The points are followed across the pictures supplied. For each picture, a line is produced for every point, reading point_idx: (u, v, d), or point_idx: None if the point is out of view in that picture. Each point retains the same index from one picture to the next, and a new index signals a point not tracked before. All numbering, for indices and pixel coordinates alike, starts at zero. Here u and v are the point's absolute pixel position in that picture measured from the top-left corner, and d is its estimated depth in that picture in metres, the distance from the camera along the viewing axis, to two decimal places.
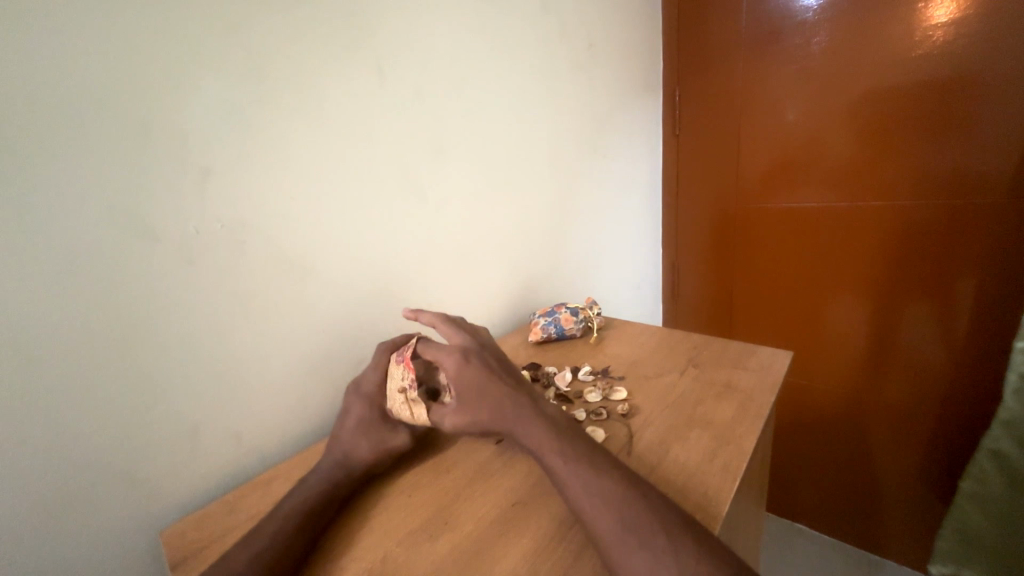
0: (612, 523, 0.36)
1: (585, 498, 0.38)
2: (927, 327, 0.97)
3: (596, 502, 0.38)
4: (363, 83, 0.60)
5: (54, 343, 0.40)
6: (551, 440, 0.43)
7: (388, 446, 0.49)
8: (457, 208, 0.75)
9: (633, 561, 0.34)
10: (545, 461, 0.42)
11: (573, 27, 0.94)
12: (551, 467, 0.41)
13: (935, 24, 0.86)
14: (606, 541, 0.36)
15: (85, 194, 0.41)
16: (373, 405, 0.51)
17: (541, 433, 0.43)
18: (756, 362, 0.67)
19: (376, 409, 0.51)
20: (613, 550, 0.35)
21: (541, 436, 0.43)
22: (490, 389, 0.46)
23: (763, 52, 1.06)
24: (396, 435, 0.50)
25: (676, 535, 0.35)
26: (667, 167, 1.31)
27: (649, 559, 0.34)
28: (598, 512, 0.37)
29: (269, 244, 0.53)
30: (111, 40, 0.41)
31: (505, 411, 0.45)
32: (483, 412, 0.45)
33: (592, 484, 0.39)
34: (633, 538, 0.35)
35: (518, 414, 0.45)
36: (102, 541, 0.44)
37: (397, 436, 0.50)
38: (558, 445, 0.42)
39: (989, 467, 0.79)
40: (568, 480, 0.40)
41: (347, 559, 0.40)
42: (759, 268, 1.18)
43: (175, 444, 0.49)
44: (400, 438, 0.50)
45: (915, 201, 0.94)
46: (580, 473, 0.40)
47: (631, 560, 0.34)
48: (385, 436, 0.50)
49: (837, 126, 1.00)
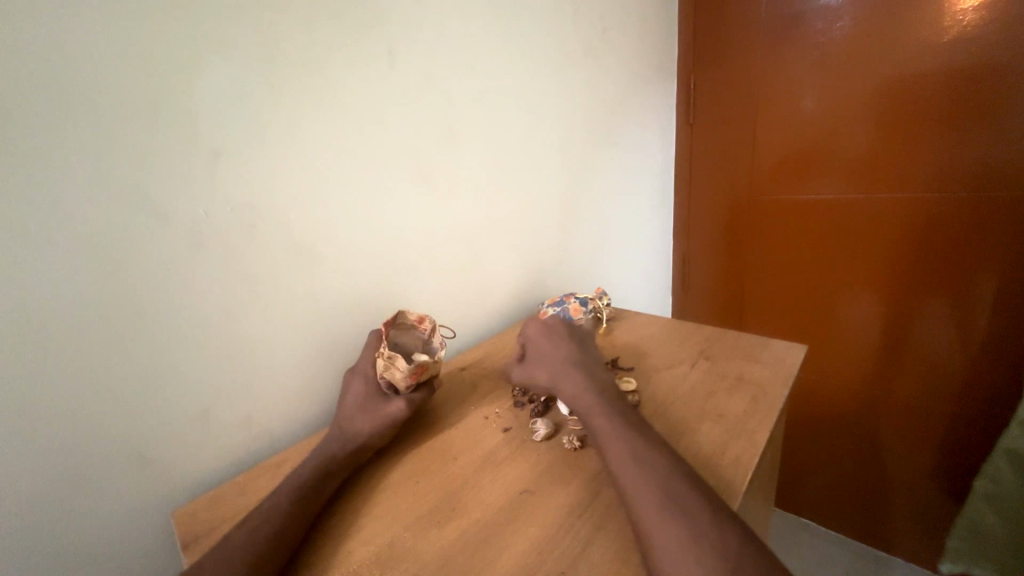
0: (651, 500, 0.37)
1: (628, 469, 0.40)
2: (943, 326, 0.95)
3: (636, 468, 0.40)
4: (373, 67, 0.59)
5: (65, 323, 0.40)
6: (602, 407, 0.47)
7: (385, 415, 0.49)
8: (466, 194, 0.74)
9: (666, 532, 0.34)
10: (591, 421, 0.46)
11: (586, 11, 0.91)
12: (595, 427, 0.45)
13: (965, 8, 0.82)
14: (642, 510, 0.36)
15: (94, 178, 0.41)
16: (369, 381, 0.53)
17: (592, 399, 0.48)
18: (769, 356, 0.66)
19: (373, 386, 0.52)
20: (648, 518, 0.36)
21: (587, 399, 0.48)
22: (560, 353, 0.55)
23: (781, 38, 1.03)
24: (389, 405, 0.50)
25: (708, 515, 0.35)
26: (679, 156, 1.28)
27: (681, 534, 0.34)
28: (642, 475, 0.39)
29: (278, 229, 0.53)
30: (117, 16, 0.40)
31: (565, 368, 0.53)
32: (548, 371, 0.54)
33: (637, 453, 0.41)
34: (663, 511, 0.36)
35: (574, 373, 0.52)
36: (114, 520, 0.45)
37: (392, 405, 0.50)
38: (606, 408, 0.47)
39: (1005, 466, 0.77)
40: (611, 445, 0.43)
41: (354, 543, 0.40)
42: (772, 261, 1.16)
43: (186, 428, 0.49)
44: (396, 406, 0.50)
45: (939, 193, 0.91)
46: (625, 439, 0.43)
47: (664, 529, 0.35)
48: (380, 407, 0.50)
49: (856, 115, 0.97)
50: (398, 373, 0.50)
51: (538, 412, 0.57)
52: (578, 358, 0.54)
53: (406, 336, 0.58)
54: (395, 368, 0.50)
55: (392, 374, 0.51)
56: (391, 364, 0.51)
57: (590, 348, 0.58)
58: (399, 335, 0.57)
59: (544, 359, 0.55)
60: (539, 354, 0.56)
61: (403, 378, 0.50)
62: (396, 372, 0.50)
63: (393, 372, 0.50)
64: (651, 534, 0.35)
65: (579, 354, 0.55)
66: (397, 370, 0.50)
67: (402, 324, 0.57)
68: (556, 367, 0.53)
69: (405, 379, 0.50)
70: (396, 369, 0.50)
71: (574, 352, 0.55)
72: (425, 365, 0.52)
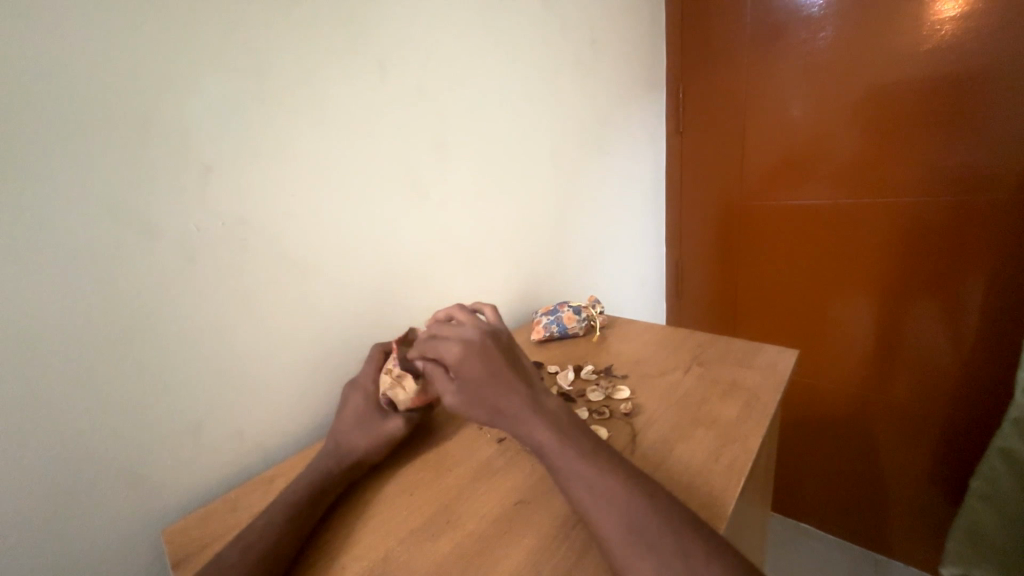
0: (622, 535, 0.35)
1: (595, 506, 0.37)
2: (934, 328, 0.96)
3: (606, 506, 0.36)
4: (365, 81, 0.60)
5: (56, 339, 0.40)
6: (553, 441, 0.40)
7: (383, 433, 0.50)
8: (459, 204, 0.74)
9: (641, 566, 0.33)
10: (545, 459, 0.40)
11: (575, 24, 0.93)
12: (552, 464, 0.39)
13: (944, 18, 0.85)
14: (618, 550, 0.34)
15: (85, 195, 0.41)
16: (369, 397, 0.53)
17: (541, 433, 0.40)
18: (761, 361, 0.66)
19: (373, 402, 0.52)
20: (621, 553, 0.34)
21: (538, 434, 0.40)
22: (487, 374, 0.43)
23: (768, 48, 1.05)
24: (389, 422, 0.50)
25: (700, 530, 0.35)
26: (670, 164, 1.30)
27: (659, 563, 0.33)
28: (609, 511, 0.36)
29: (271, 242, 0.53)
30: (108, 35, 0.41)
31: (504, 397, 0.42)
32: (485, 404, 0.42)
33: (600, 493, 0.37)
34: (638, 543, 0.34)
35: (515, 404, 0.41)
36: (104, 539, 0.45)
37: (390, 422, 0.50)
38: (559, 441, 0.40)
39: (1000, 465, 0.78)
40: (573, 484, 0.38)
41: (348, 558, 0.40)
42: (764, 266, 1.17)
43: (178, 444, 0.49)
44: (394, 424, 0.50)
45: (926, 198, 0.92)
46: (586, 475, 0.38)
47: (641, 561, 0.33)
48: (378, 424, 0.50)
49: (842, 122, 0.99)
50: (403, 393, 0.51)
51: None
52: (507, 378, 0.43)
53: None
54: (401, 388, 0.51)
55: (396, 392, 0.51)
56: (398, 383, 0.51)
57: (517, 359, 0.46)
58: None
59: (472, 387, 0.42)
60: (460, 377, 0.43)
61: (406, 399, 0.51)
62: (402, 392, 0.51)
63: (398, 391, 0.51)
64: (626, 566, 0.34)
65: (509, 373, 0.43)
66: (403, 391, 0.51)
67: (407, 343, 0.58)
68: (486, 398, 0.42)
69: (410, 399, 0.51)
70: (402, 390, 0.51)
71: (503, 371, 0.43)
72: (430, 390, 0.53)
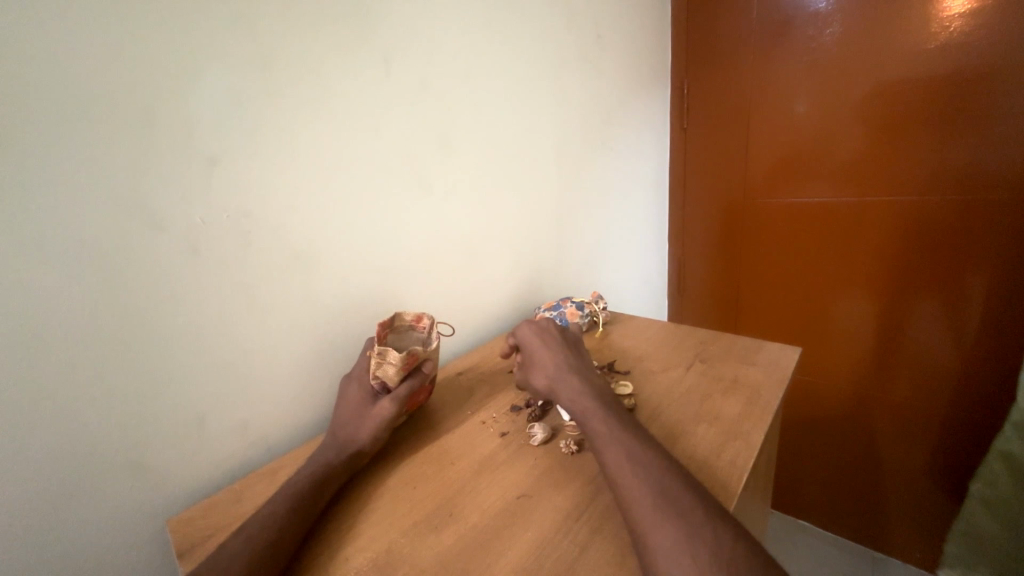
0: (647, 497, 0.37)
1: (624, 470, 0.40)
2: (935, 325, 0.96)
3: (632, 469, 0.40)
4: (368, 75, 0.59)
5: (61, 329, 0.40)
6: (599, 410, 0.47)
7: (375, 416, 0.50)
8: (461, 200, 0.74)
9: (660, 531, 0.35)
10: (586, 425, 0.46)
11: (579, 20, 0.92)
12: (591, 430, 0.45)
13: (951, 15, 0.84)
14: (638, 508, 0.37)
15: (90, 185, 0.41)
16: (365, 386, 0.53)
17: (588, 404, 0.48)
18: (763, 358, 0.66)
19: (368, 390, 0.52)
20: (645, 517, 0.36)
21: (585, 401, 0.48)
22: (559, 358, 0.54)
23: (774, 44, 1.04)
24: (381, 405, 0.50)
25: (703, 516, 0.36)
26: (674, 160, 1.29)
27: (678, 531, 0.35)
28: (635, 477, 0.39)
29: (275, 235, 0.53)
30: (114, 25, 0.40)
31: (562, 372, 0.53)
32: (545, 374, 0.53)
33: (632, 457, 0.41)
34: (659, 512, 0.36)
35: (571, 378, 0.51)
36: (110, 530, 0.45)
37: (382, 405, 0.50)
38: (601, 412, 0.47)
39: (1001, 470, 0.77)
40: (608, 448, 0.43)
41: (352, 549, 0.40)
42: (765, 263, 1.17)
43: (182, 436, 0.49)
44: (385, 404, 0.50)
45: (931, 195, 0.92)
46: (620, 441, 0.43)
47: (659, 528, 0.35)
48: (372, 410, 0.50)
49: (848, 119, 0.98)
50: (391, 368, 0.50)
51: (536, 416, 0.57)
52: (574, 364, 0.54)
53: (406, 339, 0.57)
54: (388, 363, 0.50)
55: (385, 370, 0.50)
56: (383, 359, 0.50)
57: (584, 356, 0.57)
58: (398, 338, 0.57)
59: (538, 363, 0.55)
60: (534, 361, 0.55)
61: (396, 372, 0.51)
62: (388, 367, 0.50)
63: (386, 368, 0.50)
64: (646, 533, 0.35)
65: (575, 360, 0.55)
66: (390, 365, 0.50)
67: (400, 327, 0.57)
68: (553, 371, 0.53)
69: (398, 372, 0.50)
70: (389, 364, 0.50)
71: (570, 358, 0.55)
72: (416, 355, 0.52)
